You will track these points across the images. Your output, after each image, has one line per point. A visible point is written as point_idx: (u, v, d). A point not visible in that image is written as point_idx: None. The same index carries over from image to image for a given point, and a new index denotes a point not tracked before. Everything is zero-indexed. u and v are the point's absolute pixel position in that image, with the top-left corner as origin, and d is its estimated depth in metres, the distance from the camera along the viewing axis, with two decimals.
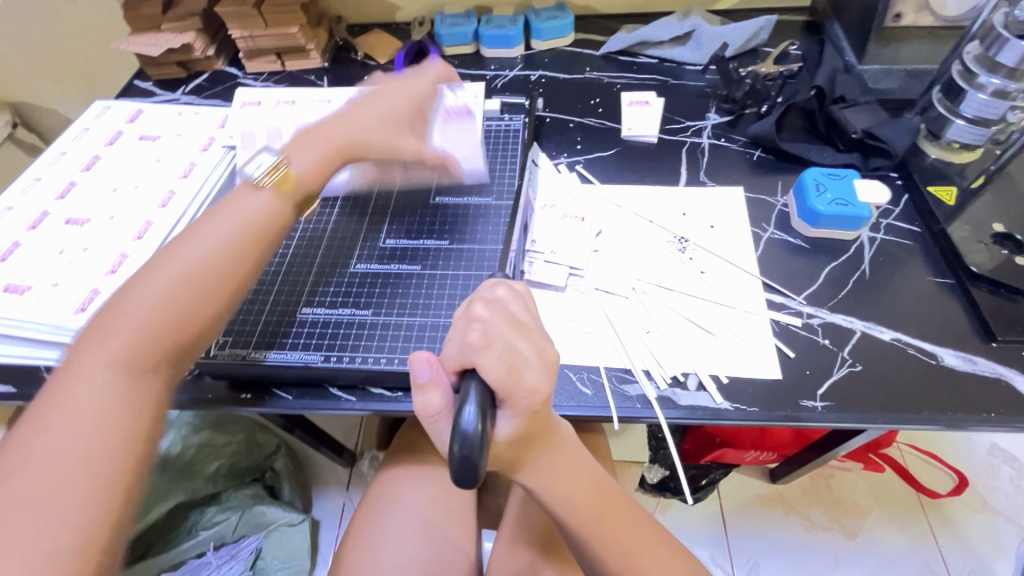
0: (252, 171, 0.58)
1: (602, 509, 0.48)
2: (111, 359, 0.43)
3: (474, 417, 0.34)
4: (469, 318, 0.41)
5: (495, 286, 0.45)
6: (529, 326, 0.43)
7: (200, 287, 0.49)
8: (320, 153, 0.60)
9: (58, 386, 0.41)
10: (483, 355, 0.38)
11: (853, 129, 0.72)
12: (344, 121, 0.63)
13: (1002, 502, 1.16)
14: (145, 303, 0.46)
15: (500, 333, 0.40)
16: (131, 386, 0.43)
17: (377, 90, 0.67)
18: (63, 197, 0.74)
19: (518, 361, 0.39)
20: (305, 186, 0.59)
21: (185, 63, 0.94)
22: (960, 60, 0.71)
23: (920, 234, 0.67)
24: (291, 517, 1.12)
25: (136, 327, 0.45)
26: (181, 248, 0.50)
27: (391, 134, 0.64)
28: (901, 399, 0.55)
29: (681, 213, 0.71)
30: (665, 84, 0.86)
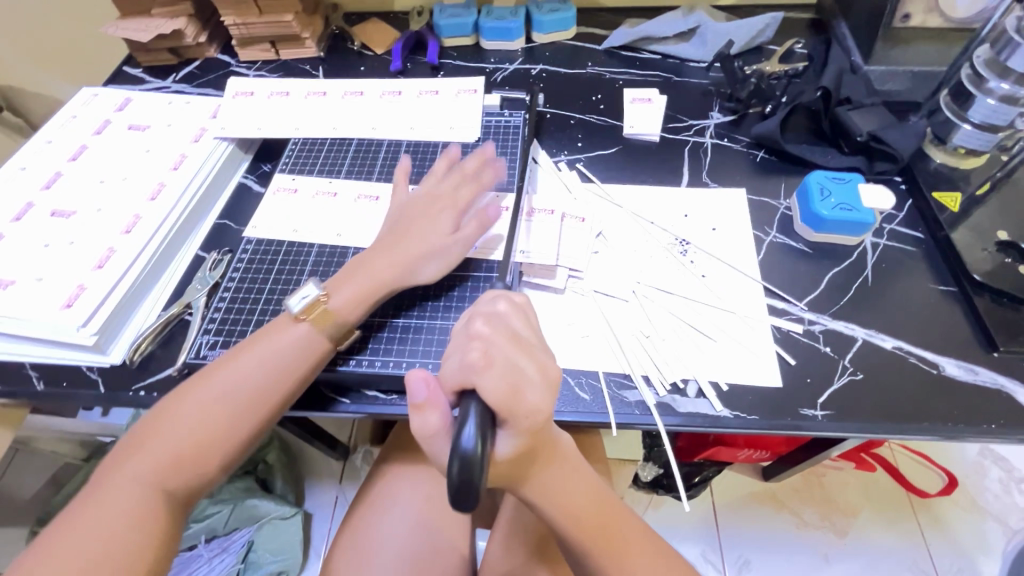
0: (293, 302, 0.56)
1: (599, 519, 0.48)
2: (157, 463, 0.48)
3: (473, 437, 0.33)
4: (469, 336, 0.41)
5: (496, 300, 0.45)
6: (531, 342, 0.42)
7: (240, 418, 0.51)
8: (359, 293, 0.57)
9: (113, 478, 0.47)
10: (483, 377, 0.37)
11: (859, 131, 0.70)
12: (387, 259, 0.59)
13: (990, 502, 1.16)
14: (197, 416, 0.50)
15: (501, 354, 0.39)
16: (170, 486, 0.48)
17: (418, 209, 0.63)
18: (48, 187, 0.72)
19: (520, 381, 0.38)
20: (342, 325, 0.56)
21: (176, 50, 0.91)
22: (969, 64, 0.69)
23: (924, 240, 0.67)
24: (283, 510, 1.11)
25: (185, 438, 0.49)
26: (240, 362, 0.53)
27: (435, 238, 0.61)
28: (902, 409, 0.55)
29: (683, 215, 0.70)
30: (668, 81, 0.85)
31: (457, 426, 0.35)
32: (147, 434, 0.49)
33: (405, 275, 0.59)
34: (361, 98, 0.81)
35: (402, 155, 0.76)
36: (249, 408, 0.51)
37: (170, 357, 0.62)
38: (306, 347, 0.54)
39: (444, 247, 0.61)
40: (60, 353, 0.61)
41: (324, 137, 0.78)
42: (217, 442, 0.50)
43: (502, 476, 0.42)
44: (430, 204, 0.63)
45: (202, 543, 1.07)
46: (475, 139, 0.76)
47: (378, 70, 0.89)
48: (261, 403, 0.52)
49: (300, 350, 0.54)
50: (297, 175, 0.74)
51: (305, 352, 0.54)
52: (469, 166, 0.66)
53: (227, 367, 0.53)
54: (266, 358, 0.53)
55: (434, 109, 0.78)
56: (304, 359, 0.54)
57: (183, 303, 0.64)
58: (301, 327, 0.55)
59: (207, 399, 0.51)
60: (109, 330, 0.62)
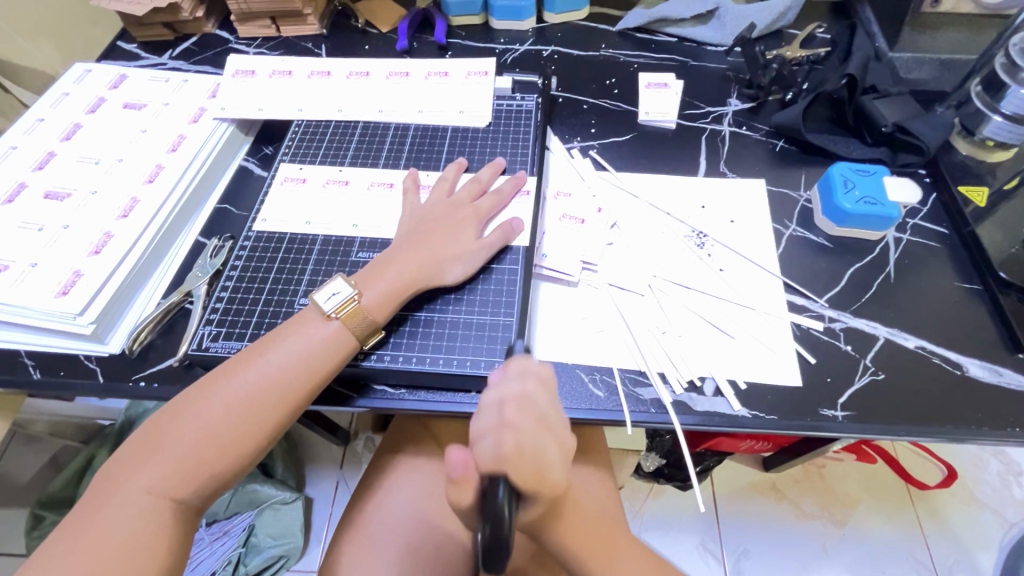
0: (321, 298, 0.54)
1: (602, 542, 0.50)
2: (166, 470, 0.46)
3: (502, 502, 0.34)
4: (501, 422, 0.40)
5: (524, 376, 0.44)
6: (555, 420, 0.43)
7: (255, 422, 0.49)
8: (390, 290, 0.55)
9: (118, 487, 0.45)
10: (516, 466, 0.37)
11: (885, 121, 0.68)
12: (415, 254, 0.58)
13: (989, 495, 1.15)
14: (213, 419, 0.48)
15: (533, 440, 0.39)
16: (179, 495, 0.46)
17: (443, 212, 0.61)
18: (41, 168, 0.70)
19: (546, 462, 0.39)
20: (368, 323, 0.54)
21: (172, 24, 0.87)
22: (1005, 51, 0.68)
23: (948, 236, 0.65)
24: (285, 495, 1.10)
25: (196, 443, 0.47)
26: (255, 363, 0.51)
27: (462, 242, 0.59)
28: (924, 411, 0.54)
29: (700, 206, 0.68)
30: (685, 66, 0.82)
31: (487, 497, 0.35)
32: (156, 438, 0.47)
33: (433, 275, 0.57)
34: (366, 79, 0.78)
35: (409, 139, 0.73)
36: (263, 411, 0.49)
37: (170, 346, 0.60)
38: (323, 347, 0.52)
39: (470, 243, 0.60)
40: (58, 342, 0.59)
41: (328, 120, 0.75)
42: (229, 446, 0.48)
43: (522, 520, 0.43)
44: (452, 212, 0.61)
45: (205, 526, 1.07)
46: (484, 125, 0.73)
47: (383, 49, 0.86)
48: (276, 406, 0.50)
49: (318, 350, 0.52)
50: (301, 158, 0.72)
51: (323, 352, 0.52)
52: (483, 176, 0.65)
53: (245, 368, 0.50)
54: (282, 359, 0.51)
55: (442, 92, 0.75)
56: (322, 360, 0.52)
57: (183, 291, 0.62)
58: (321, 326, 0.53)
59: (219, 402, 0.49)
60: (107, 318, 0.60)
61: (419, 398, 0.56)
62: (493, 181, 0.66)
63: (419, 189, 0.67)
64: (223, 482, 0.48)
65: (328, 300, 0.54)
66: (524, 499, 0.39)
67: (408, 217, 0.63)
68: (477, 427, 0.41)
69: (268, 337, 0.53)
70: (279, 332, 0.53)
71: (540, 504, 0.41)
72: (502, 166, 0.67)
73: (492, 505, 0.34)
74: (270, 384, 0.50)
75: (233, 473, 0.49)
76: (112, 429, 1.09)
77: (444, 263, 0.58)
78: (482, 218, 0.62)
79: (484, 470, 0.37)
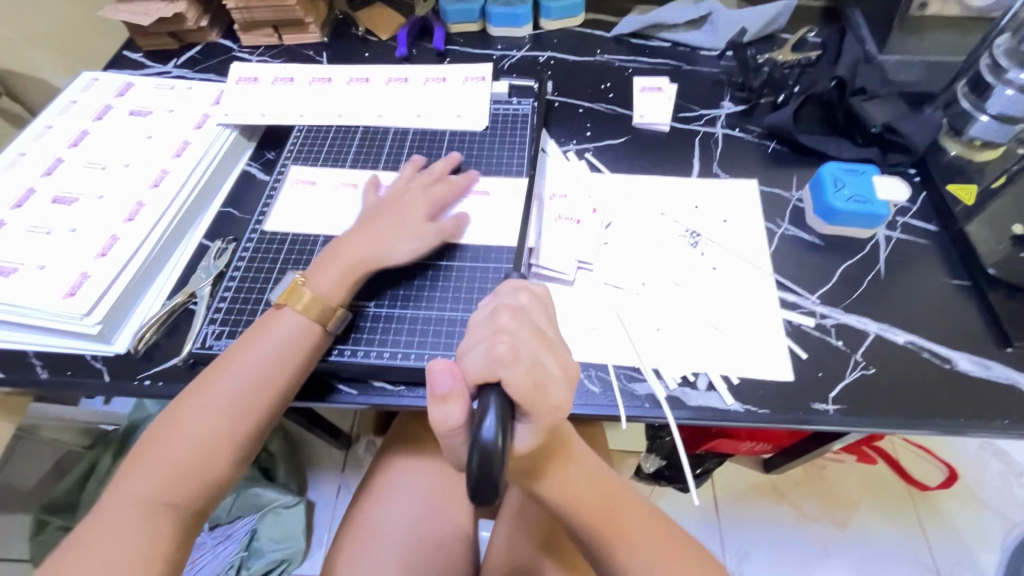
0: (274, 294, 0.57)
1: (608, 505, 0.50)
2: (156, 476, 0.47)
3: (494, 431, 0.33)
4: (494, 331, 0.40)
5: (517, 293, 0.45)
6: (552, 337, 0.43)
7: (234, 421, 0.50)
8: (341, 274, 0.57)
9: (112, 497, 0.46)
10: (510, 372, 0.37)
11: (874, 122, 0.70)
12: (357, 240, 0.60)
13: (990, 495, 1.15)
14: (196, 422, 0.49)
15: (527, 352, 0.39)
16: (171, 498, 0.47)
17: (386, 202, 0.63)
18: (49, 173, 0.71)
19: (544, 377, 0.39)
20: (327, 307, 0.56)
21: (177, 33, 0.89)
22: (989, 53, 0.70)
23: (937, 233, 0.66)
24: (286, 499, 1.11)
25: (182, 447, 0.48)
26: (229, 366, 0.52)
27: (408, 224, 0.61)
28: (915, 404, 0.54)
29: (693, 206, 0.69)
30: (679, 70, 0.83)
31: (477, 417, 0.35)
32: (143, 449, 0.49)
33: (380, 256, 0.59)
34: (366, 85, 0.80)
35: (408, 143, 0.75)
36: (240, 409, 0.50)
37: (174, 346, 0.61)
38: (292, 343, 0.54)
39: (415, 225, 0.61)
40: (64, 342, 0.61)
41: (328, 125, 0.77)
42: (217, 446, 0.49)
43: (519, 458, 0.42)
44: (394, 201, 0.63)
45: (206, 531, 1.07)
46: (481, 128, 0.74)
47: (384, 56, 0.88)
48: (253, 404, 0.51)
49: (287, 346, 0.54)
50: (302, 163, 0.73)
51: (291, 347, 0.54)
52: (435, 170, 0.67)
53: (222, 369, 0.52)
54: (259, 357, 0.53)
55: (441, 97, 0.77)
56: (292, 355, 0.53)
57: (187, 292, 0.63)
58: (284, 322, 0.55)
59: (201, 406, 0.50)
60: (113, 319, 0.61)
61: (418, 394, 0.57)
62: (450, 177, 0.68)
63: (379, 189, 0.68)
64: (214, 484, 0.49)
65: (279, 295, 0.57)
66: (520, 418, 0.39)
67: (359, 214, 0.65)
68: (472, 339, 0.41)
69: (242, 338, 0.54)
70: (251, 332, 0.55)
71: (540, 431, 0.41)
72: (451, 161, 0.68)
73: (479, 428, 0.34)
74: (249, 381, 0.51)
75: (222, 474, 0.50)
76: (117, 432, 1.10)
77: (392, 244, 0.60)
78: (427, 203, 0.63)
79: (473, 382, 0.38)
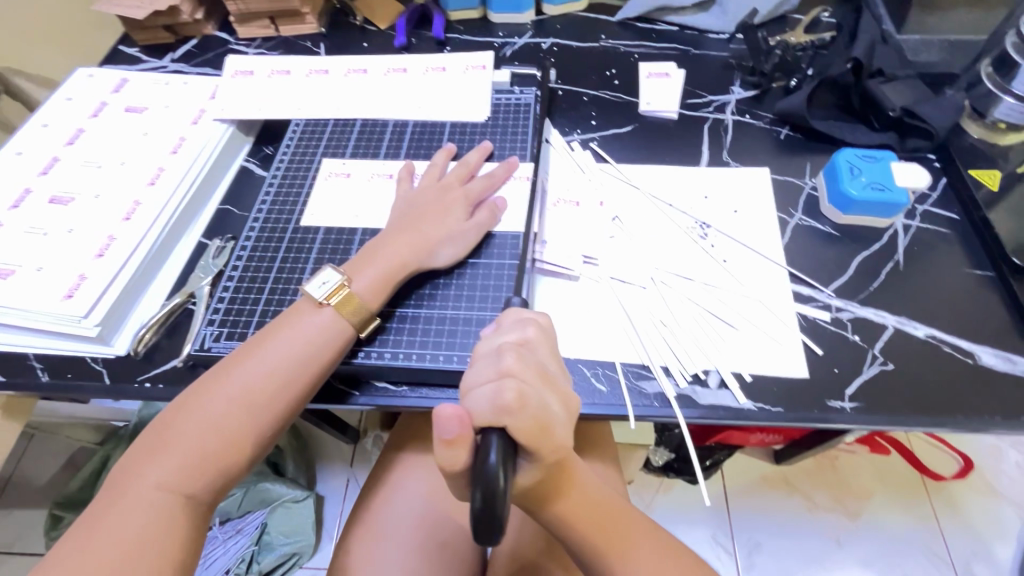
0: (312, 288, 0.55)
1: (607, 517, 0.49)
2: (176, 465, 0.46)
3: (497, 468, 0.33)
4: (500, 370, 0.39)
5: (523, 325, 0.44)
6: (556, 375, 0.42)
7: (258, 415, 0.49)
8: (380, 276, 0.56)
9: (130, 485, 0.45)
10: (517, 418, 0.36)
11: (893, 105, 0.66)
12: (406, 237, 0.58)
13: (1007, 486, 1.13)
14: (218, 413, 0.48)
15: (533, 397, 0.38)
16: (191, 490, 0.46)
17: (432, 196, 0.62)
18: (46, 172, 0.70)
19: (548, 419, 0.39)
20: (365, 311, 0.55)
21: (172, 27, 0.88)
22: (1016, 30, 0.66)
23: (958, 221, 0.63)
24: (297, 493, 1.11)
25: (203, 438, 0.47)
26: (254, 355, 0.51)
27: (451, 225, 0.60)
28: (935, 401, 0.52)
29: (703, 196, 0.67)
30: (686, 55, 0.80)
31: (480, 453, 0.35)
32: (163, 436, 0.47)
33: (423, 258, 0.58)
34: (364, 76, 0.78)
35: (407, 135, 0.73)
36: (265, 403, 0.49)
37: (174, 348, 0.61)
38: (320, 337, 0.53)
39: (459, 225, 0.60)
40: (65, 345, 0.60)
41: (326, 118, 0.75)
42: (238, 439, 0.48)
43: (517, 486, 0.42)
44: (439, 195, 0.62)
45: (218, 525, 1.08)
46: (484, 119, 0.72)
47: (382, 46, 0.86)
48: (278, 398, 0.50)
49: (315, 339, 0.52)
50: (300, 158, 0.72)
51: (320, 342, 0.52)
52: (470, 160, 0.66)
53: (247, 360, 0.51)
54: (284, 350, 0.51)
55: (441, 87, 0.75)
56: (320, 351, 0.52)
57: (186, 293, 0.62)
58: (315, 314, 0.54)
59: (223, 397, 0.49)
60: (112, 321, 0.60)
61: (420, 394, 0.56)
62: (478, 163, 0.66)
63: (412, 178, 0.67)
64: (232, 476, 0.49)
65: (319, 288, 0.55)
66: (522, 455, 0.39)
67: (398, 203, 0.63)
68: (476, 375, 0.39)
69: (269, 329, 0.53)
70: (279, 322, 0.54)
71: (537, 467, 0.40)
72: (487, 147, 0.67)
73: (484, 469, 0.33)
74: (273, 374, 0.50)
75: (241, 467, 0.49)
76: (126, 430, 1.10)
77: (433, 245, 0.58)
78: (469, 200, 0.62)
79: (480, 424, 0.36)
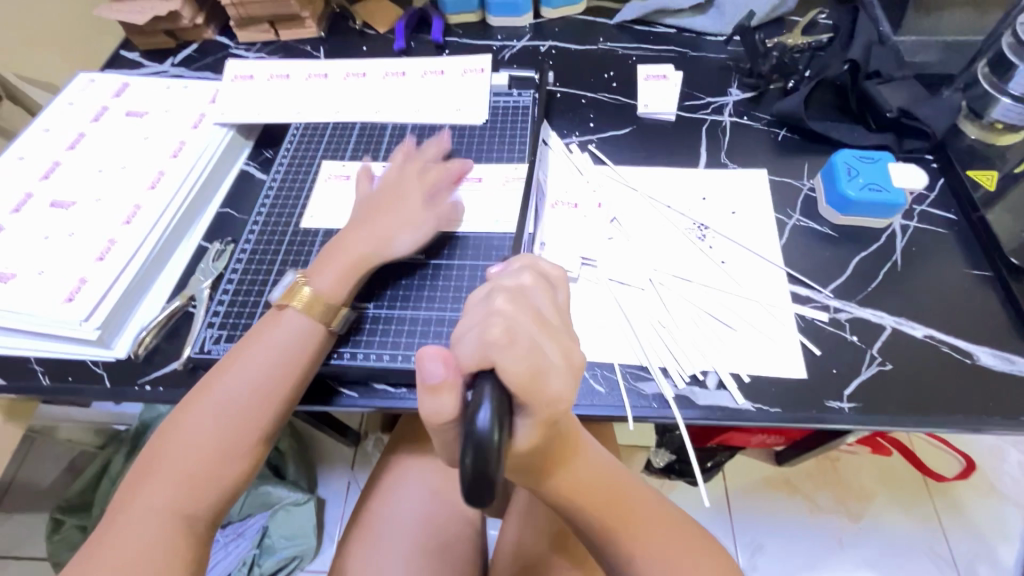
0: (272, 296, 0.55)
1: (614, 501, 0.48)
2: (170, 487, 0.46)
3: (487, 429, 0.31)
4: (489, 311, 0.38)
5: (519, 274, 0.42)
6: (555, 324, 0.40)
7: (242, 430, 0.49)
8: (341, 271, 0.56)
9: (128, 506, 0.46)
10: (504, 351, 0.35)
11: (890, 107, 0.67)
12: (357, 235, 0.58)
13: (1009, 486, 1.13)
14: (202, 434, 0.48)
15: (523, 331, 0.36)
16: (189, 505, 0.46)
17: (380, 190, 0.62)
18: (47, 177, 0.71)
19: (542, 366, 0.36)
20: (331, 306, 0.55)
21: (173, 32, 0.88)
22: (1012, 30, 0.66)
23: (956, 221, 0.63)
24: (297, 496, 1.10)
25: (190, 459, 0.47)
26: (230, 372, 0.51)
27: (403, 217, 0.60)
28: (934, 400, 0.52)
29: (700, 198, 0.67)
30: (684, 57, 0.80)
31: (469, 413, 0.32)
32: (152, 463, 0.48)
33: (379, 250, 0.58)
34: (363, 80, 0.78)
35: (406, 138, 0.73)
36: (248, 415, 0.50)
37: (175, 350, 0.61)
38: (294, 345, 0.53)
39: (410, 218, 0.60)
40: (65, 348, 0.60)
41: (326, 121, 0.75)
42: (226, 454, 0.48)
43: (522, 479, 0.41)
44: (388, 188, 0.62)
45: (219, 529, 1.08)
46: (482, 121, 0.72)
47: (381, 50, 0.86)
48: (261, 409, 0.50)
49: (290, 348, 0.52)
50: (300, 161, 0.72)
51: (296, 351, 0.52)
52: (422, 153, 0.65)
53: (222, 377, 0.51)
54: (259, 362, 0.51)
55: (440, 91, 0.75)
56: (296, 359, 0.52)
57: (187, 295, 0.63)
58: (284, 324, 0.54)
59: (204, 417, 0.49)
60: (112, 324, 0.61)
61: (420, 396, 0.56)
62: (437, 159, 0.66)
63: (372, 178, 0.65)
64: (230, 491, 0.49)
65: (290, 293, 0.55)
66: (517, 404, 0.35)
67: (355, 203, 0.63)
68: (464, 322, 0.38)
69: (241, 344, 0.53)
70: (250, 336, 0.54)
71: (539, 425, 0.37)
72: (442, 141, 0.67)
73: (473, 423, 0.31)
74: (252, 388, 0.50)
75: (237, 481, 0.49)
76: (128, 433, 1.10)
77: (391, 239, 0.59)
78: (423, 193, 0.62)
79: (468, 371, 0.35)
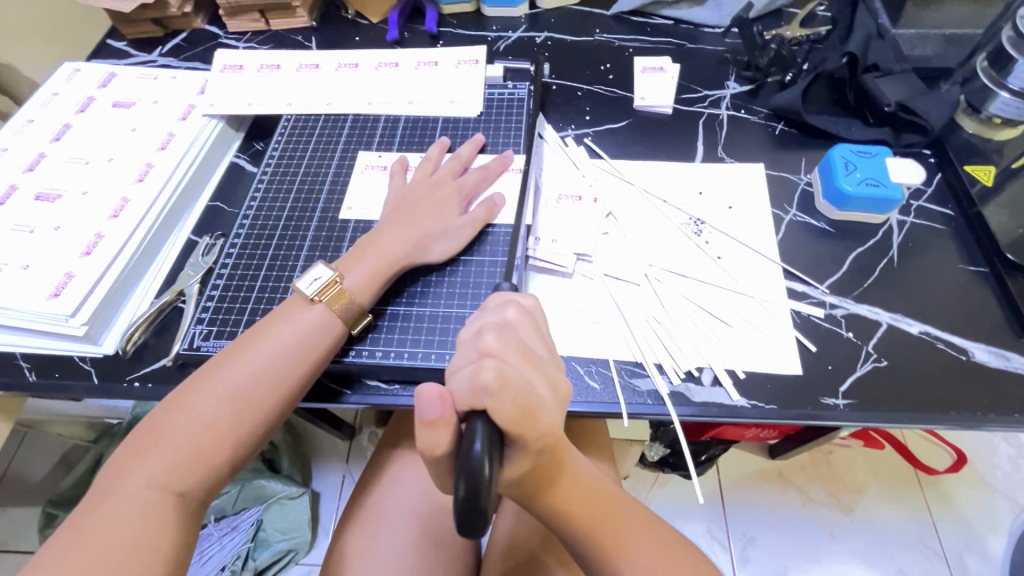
0: (304, 284, 0.54)
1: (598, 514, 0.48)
2: (165, 463, 0.45)
3: (482, 455, 0.32)
4: (480, 351, 0.38)
5: (504, 308, 0.44)
6: (543, 357, 0.42)
7: (249, 412, 0.48)
8: (371, 271, 0.56)
9: (117, 485, 0.44)
10: (496, 398, 0.35)
11: (887, 100, 0.66)
12: (397, 233, 0.58)
13: (999, 479, 1.14)
14: (205, 412, 0.47)
15: (523, 388, 0.37)
16: (181, 488, 0.46)
17: (424, 191, 0.61)
18: (32, 169, 0.69)
19: (532, 400, 0.38)
20: (353, 307, 0.54)
21: (161, 21, 0.86)
22: (1012, 23, 0.66)
23: (953, 217, 0.63)
24: (291, 490, 1.10)
25: (189, 437, 0.46)
26: (244, 352, 0.50)
27: (445, 220, 0.59)
28: (929, 397, 0.52)
29: (697, 192, 0.66)
30: (681, 49, 0.79)
31: (465, 440, 0.33)
32: (150, 435, 0.47)
33: (414, 252, 0.58)
34: (356, 71, 0.77)
35: (399, 130, 0.72)
36: (256, 400, 0.49)
37: (164, 347, 0.60)
38: (312, 333, 0.52)
39: (453, 221, 0.60)
40: (51, 344, 0.59)
41: (317, 114, 0.74)
42: (227, 437, 0.47)
43: (505, 479, 0.42)
44: (432, 190, 0.61)
45: (212, 523, 1.07)
46: (476, 114, 0.71)
47: (374, 40, 0.85)
48: (270, 396, 0.49)
49: (306, 336, 0.52)
50: (290, 153, 0.71)
51: (312, 339, 0.52)
52: (463, 153, 0.65)
53: (235, 358, 0.50)
54: (273, 347, 0.51)
55: (434, 82, 0.74)
56: (311, 346, 0.52)
57: (175, 291, 0.62)
58: (305, 311, 0.53)
59: (210, 394, 0.48)
60: (100, 320, 0.60)
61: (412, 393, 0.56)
62: (470, 153, 0.66)
63: (407, 172, 0.66)
64: (223, 474, 0.48)
65: (310, 285, 0.54)
66: (508, 441, 0.37)
67: (392, 198, 0.63)
68: (455, 359, 0.39)
69: (259, 325, 0.53)
70: (269, 318, 0.53)
71: (525, 455, 0.40)
72: (480, 138, 0.66)
73: (469, 452, 0.32)
74: (263, 372, 0.50)
75: (232, 466, 0.48)
76: (121, 427, 1.10)
77: (428, 240, 0.58)
78: (462, 194, 0.62)
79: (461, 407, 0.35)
